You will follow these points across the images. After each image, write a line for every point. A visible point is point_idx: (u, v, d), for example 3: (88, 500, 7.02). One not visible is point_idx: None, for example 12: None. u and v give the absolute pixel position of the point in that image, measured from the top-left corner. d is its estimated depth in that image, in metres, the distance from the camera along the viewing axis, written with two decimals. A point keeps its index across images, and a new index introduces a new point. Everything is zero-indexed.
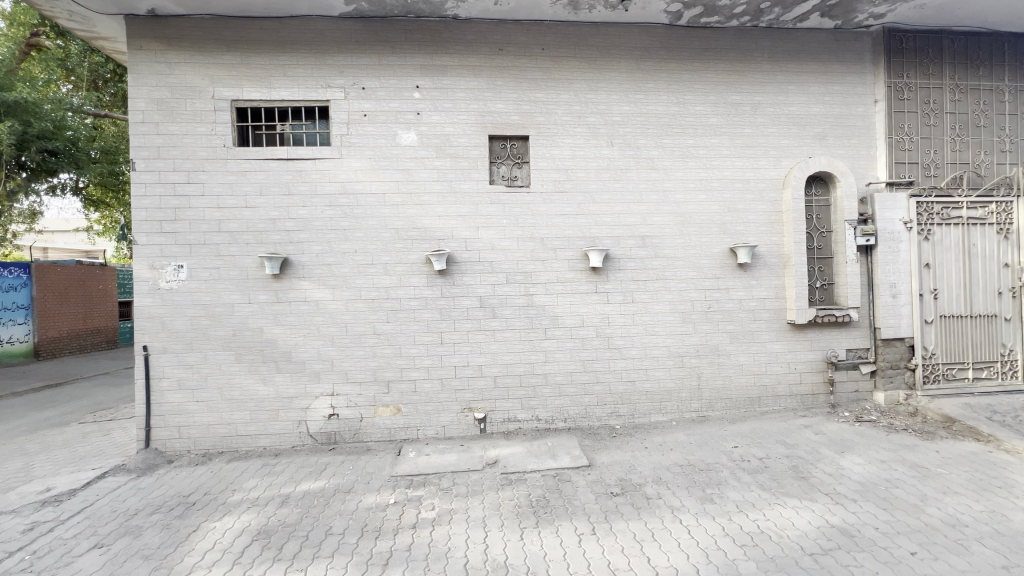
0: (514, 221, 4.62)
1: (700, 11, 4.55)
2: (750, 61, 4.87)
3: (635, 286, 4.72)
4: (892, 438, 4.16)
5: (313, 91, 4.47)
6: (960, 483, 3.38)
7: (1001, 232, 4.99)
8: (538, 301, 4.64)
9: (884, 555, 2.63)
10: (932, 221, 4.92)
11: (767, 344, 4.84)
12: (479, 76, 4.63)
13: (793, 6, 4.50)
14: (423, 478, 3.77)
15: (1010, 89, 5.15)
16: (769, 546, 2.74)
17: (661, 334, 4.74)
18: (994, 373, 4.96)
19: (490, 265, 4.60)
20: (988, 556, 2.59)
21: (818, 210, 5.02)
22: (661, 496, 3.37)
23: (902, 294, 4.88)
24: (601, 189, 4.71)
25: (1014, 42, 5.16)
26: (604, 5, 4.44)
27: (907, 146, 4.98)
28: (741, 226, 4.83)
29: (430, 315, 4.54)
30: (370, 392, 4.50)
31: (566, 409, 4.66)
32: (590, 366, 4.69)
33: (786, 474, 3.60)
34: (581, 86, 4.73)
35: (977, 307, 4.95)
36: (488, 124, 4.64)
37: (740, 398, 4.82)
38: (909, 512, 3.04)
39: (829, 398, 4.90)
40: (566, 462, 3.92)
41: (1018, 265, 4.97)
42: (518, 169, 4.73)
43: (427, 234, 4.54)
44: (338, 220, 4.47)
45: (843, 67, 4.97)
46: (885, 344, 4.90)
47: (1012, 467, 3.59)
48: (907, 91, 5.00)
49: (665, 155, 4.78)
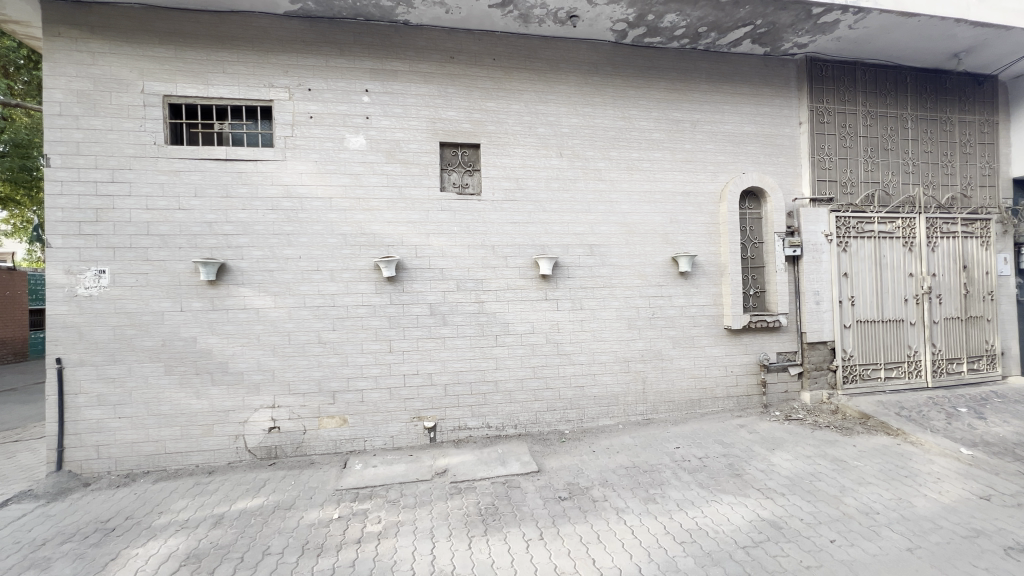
0: (465, 228, 4.63)
1: (643, 32, 4.78)
2: (690, 81, 5.16)
3: (584, 294, 4.85)
4: (816, 435, 4.49)
5: (255, 90, 4.30)
6: (873, 474, 3.70)
7: (906, 245, 5.54)
8: (488, 308, 4.66)
9: (808, 544, 2.83)
10: (849, 234, 5.38)
11: (707, 349, 5.10)
12: (430, 83, 4.62)
13: (727, 32, 4.82)
14: (369, 491, 3.66)
15: (912, 117, 5.74)
16: (706, 542, 2.88)
17: (608, 340, 4.88)
18: (903, 373, 5.47)
19: (441, 272, 4.57)
20: (895, 540, 2.85)
21: (752, 222, 5.37)
22: (607, 498, 3.46)
23: (824, 300, 5.29)
24: (551, 199, 4.81)
25: (914, 76, 5.77)
26: (554, 20, 4.57)
27: (828, 165, 5.43)
28: (682, 236, 5.08)
29: (378, 323, 4.45)
30: (314, 404, 4.33)
31: (516, 416, 4.68)
32: (540, 372, 4.75)
33: (723, 472, 3.80)
34: (532, 97, 4.82)
35: (888, 312, 5.45)
36: (439, 131, 4.64)
37: (682, 401, 5.04)
38: (830, 502, 3.30)
39: (761, 399, 5.22)
40: (515, 468, 3.94)
41: (920, 274, 5.53)
42: (469, 177, 4.75)
43: (376, 239, 4.45)
44: (281, 224, 4.30)
45: (772, 91, 5.37)
46: (811, 348, 5.29)
47: (917, 457, 3.98)
48: (827, 115, 5.46)
49: (612, 167, 4.96)
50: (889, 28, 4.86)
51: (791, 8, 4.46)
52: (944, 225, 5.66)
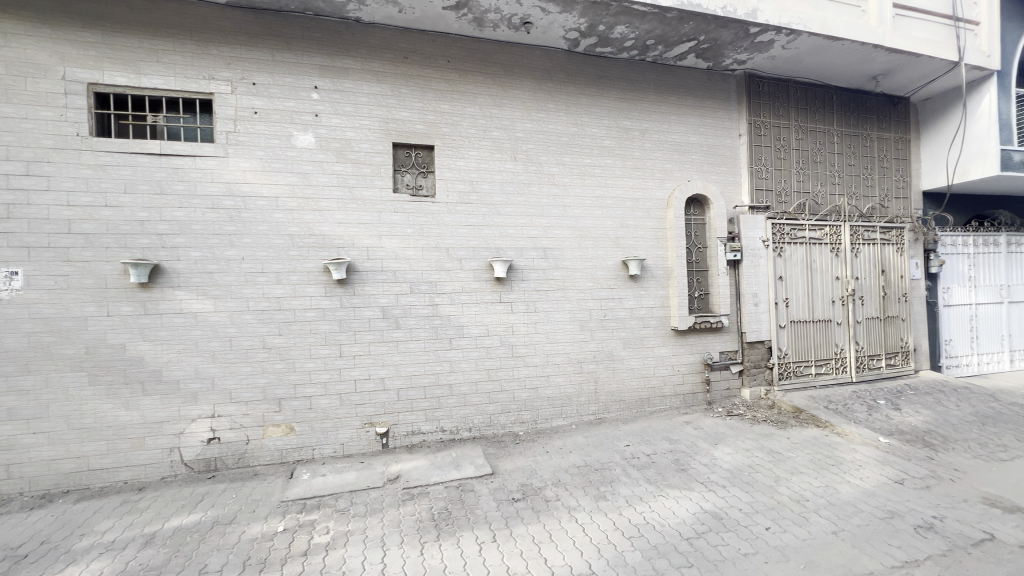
0: (419, 230, 4.58)
1: (595, 41, 4.91)
2: (638, 91, 5.35)
3: (538, 296, 4.91)
4: (755, 429, 4.75)
5: (194, 83, 4.07)
6: (805, 464, 3.97)
7: (833, 250, 5.99)
8: (442, 311, 4.62)
9: (746, 533, 3.00)
10: (784, 240, 5.75)
11: (655, 349, 5.30)
12: (383, 82, 4.54)
13: (673, 46, 5.04)
14: (317, 501, 3.54)
15: (838, 132, 6.23)
16: (652, 535, 2.99)
17: (561, 341, 4.97)
18: (831, 369, 5.91)
19: (393, 274, 4.49)
20: (822, 524, 3.08)
21: (696, 228, 5.63)
22: (559, 497, 3.52)
23: (762, 302, 5.63)
24: (505, 203, 4.85)
25: (840, 94, 6.25)
26: (508, 25, 4.62)
27: (764, 176, 5.79)
28: (632, 241, 5.25)
29: (328, 327, 4.31)
30: (258, 412, 4.14)
31: (471, 419, 4.67)
32: (495, 374, 4.75)
33: (669, 467, 3.95)
34: (486, 101, 4.84)
35: (817, 313, 5.87)
36: (392, 131, 4.56)
37: (632, 399, 5.20)
38: (765, 492, 3.51)
39: (706, 396, 5.48)
40: (469, 472, 3.93)
41: (845, 278, 6.00)
42: (423, 178, 4.70)
43: (325, 241, 4.32)
44: (222, 224, 4.09)
45: (715, 103, 5.66)
46: (750, 347, 5.61)
47: (842, 447, 4.30)
48: (763, 128, 5.83)
49: (565, 172, 5.06)
50: (817, 50, 5.25)
51: (731, 26, 4.73)
52: (865, 232, 6.17)
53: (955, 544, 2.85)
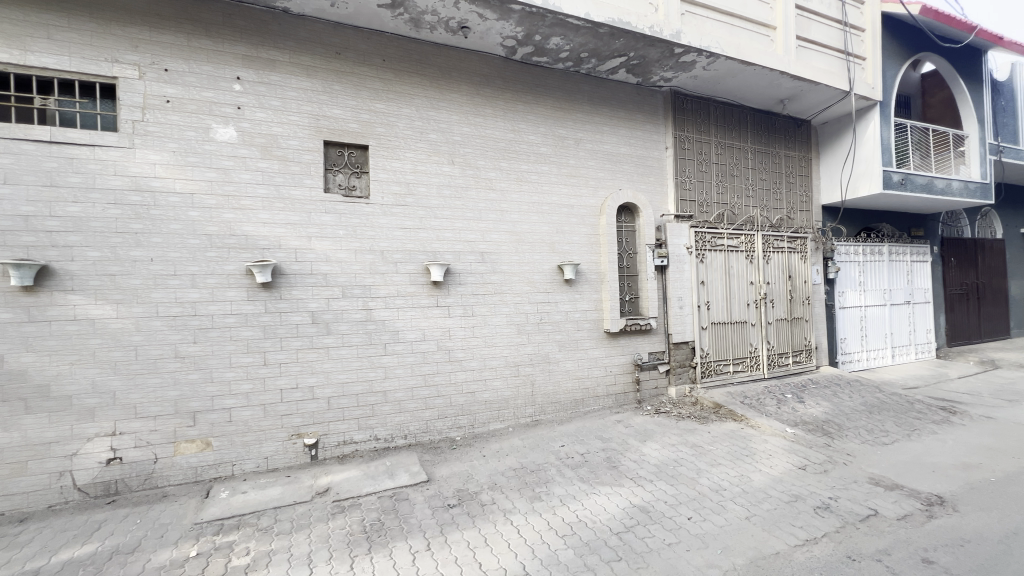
0: (352, 231, 4.43)
1: (531, 50, 5.01)
2: (573, 101, 5.53)
3: (475, 300, 4.91)
4: (680, 425, 5.04)
5: (94, 65, 3.68)
6: (723, 455, 4.27)
7: (748, 257, 6.51)
8: (376, 315, 4.49)
9: (670, 524, 3.17)
10: (705, 247, 6.17)
11: (589, 351, 5.47)
12: (313, 77, 4.35)
13: (606, 60, 5.26)
14: (236, 521, 3.29)
15: (751, 149, 6.78)
16: (585, 532, 3.08)
17: (498, 345, 5.00)
18: (746, 366, 6.41)
19: (324, 277, 4.30)
20: (737, 511, 3.33)
21: (627, 234, 5.90)
22: (495, 501, 3.53)
23: (686, 305, 6.00)
24: (442, 206, 4.81)
25: (753, 115, 6.82)
26: (445, 28, 4.60)
27: (688, 187, 6.20)
28: (567, 246, 5.41)
29: (251, 333, 4.04)
30: (168, 427, 3.78)
31: (406, 426, 4.56)
32: (432, 380, 4.69)
33: (602, 465, 4.09)
34: (423, 103, 4.79)
35: (734, 315, 6.35)
36: (323, 128, 4.38)
37: (567, 401, 5.33)
38: (688, 484, 3.73)
39: (636, 395, 5.74)
40: (403, 480, 3.84)
41: (758, 282, 6.54)
42: (357, 179, 4.55)
43: (248, 241, 4.05)
44: (126, 222, 3.71)
45: (643, 117, 5.98)
46: (676, 347, 5.96)
47: (755, 438, 4.68)
48: (687, 142, 6.23)
49: (502, 177, 5.11)
50: (733, 73, 5.71)
51: (657, 45, 5.02)
52: (775, 241, 6.76)
53: (847, 521, 3.20)
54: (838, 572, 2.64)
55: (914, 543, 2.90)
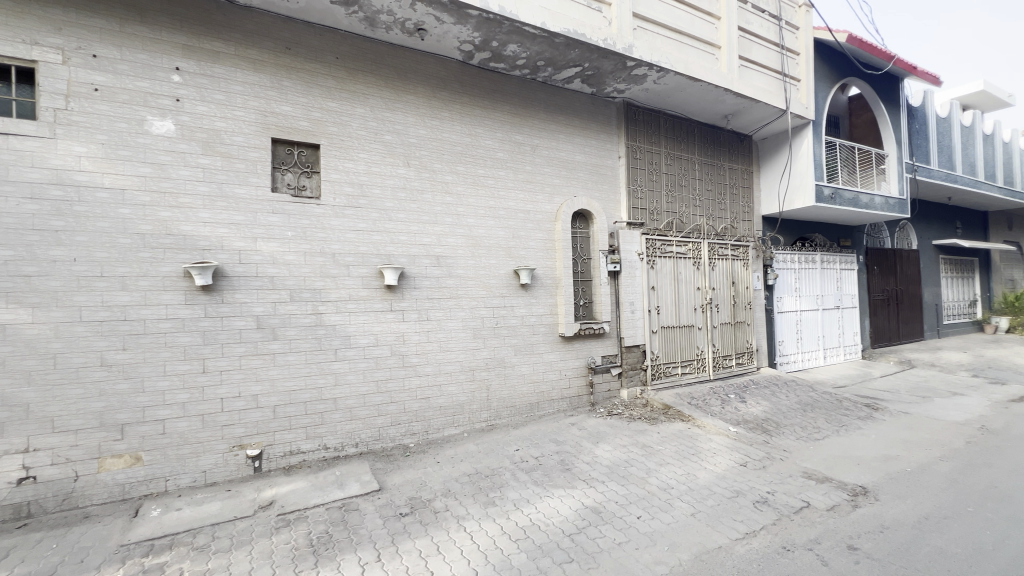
0: (301, 233, 4.27)
1: (488, 56, 5.04)
2: (530, 107, 5.60)
3: (430, 304, 4.85)
4: (631, 426, 5.18)
5: (9, 46, 3.36)
6: (671, 455, 4.43)
7: (695, 264, 6.80)
8: (327, 320, 4.34)
9: (620, 523, 3.25)
10: (656, 254, 6.40)
11: (544, 355, 5.53)
12: (260, 72, 4.17)
13: (561, 69, 5.37)
14: (169, 540, 3.08)
15: (698, 161, 7.11)
16: (538, 536, 3.10)
17: (454, 350, 4.96)
18: (693, 368, 6.69)
19: (270, 280, 4.12)
20: (683, 508, 3.46)
21: (581, 240, 6.03)
22: (449, 507, 3.49)
23: (637, 309, 6.19)
24: (397, 208, 4.73)
25: (700, 128, 7.15)
26: (401, 29, 4.54)
27: (639, 195, 6.42)
28: (523, 250, 5.45)
29: (188, 339, 3.80)
30: (92, 442, 3.49)
31: (357, 434, 4.43)
32: (385, 386, 4.58)
33: (555, 468, 4.14)
34: (378, 103, 4.70)
35: (682, 319, 6.61)
36: (271, 125, 4.21)
37: (522, 405, 5.36)
38: (638, 484, 3.84)
39: (589, 398, 5.85)
40: (354, 490, 3.72)
41: (704, 288, 6.85)
42: (307, 179, 4.40)
43: (186, 242, 3.82)
44: (46, 218, 3.41)
45: (598, 126, 6.14)
46: (628, 351, 6.13)
47: (701, 437, 4.88)
48: (638, 152, 6.46)
49: (458, 181, 5.09)
50: (681, 87, 5.97)
51: (611, 57, 5.18)
52: (719, 249, 7.11)
53: (782, 513, 3.39)
54: (774, 562, 2.80)
55: (841, 532, 3.12)
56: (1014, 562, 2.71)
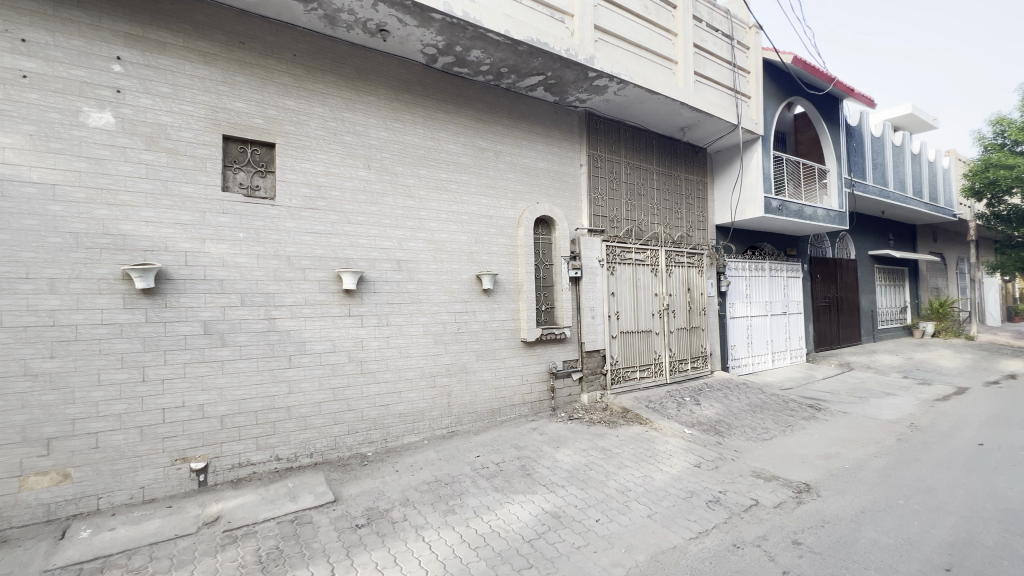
0: (254, 235, 4.10)
1: (452, 61, 5.02)
2: (493, 113, 5.62)
3: (390, 310, 4.76)
4: (591, 430, 5.25)
5: None
6: (629, 457, 4.52)
7: (653, 270, 7.00)
8: (280, 325, 4.17)
9: (579, 527, 3.28)
10: (615, 260, 6.54)
11: (506, 360, 5.54)
12: (211, 66, 3.98)
13: (524, 77, 5.42)
14: (100, 563, 2.86)
15: (656, 171, 7.34)
16: (497, 543, 3.08)
17: (414, 356, 4.88)
18: (650, 372, 6.87)
19: (219, 284, 3.92)
20: (640, 510, 3.54)
21: (543, 246, 6.09)
22: (407, 517, 3.41)
23: (598, 315, 6.31)
24: (357, 211, 4.62)
25: (658, 139, 7.39)
26: (363, 29, 4.46)
27: (600, 203, 6.56)
28: (485, 256, 5.45)
29: (126, 346, 3.56)
30: (14, 458, 3.20)
31: (312, 443, 4.28)
32: (341, 394, 4.44)
33: (516, 474, 4.13)
34: (337, 103, 4.59)
35: (641, 324, 6.79)
36: (222, 122, 4.03)
37: (483, 410, 5.33)
38: (597, 487, 3.89)
39: (551, 403, 5.89)
40: (307, 502, 3.58)
41: (661, 294, 7.06)
42: (261, 178, 4.23)
43: (126, 242, 3.58)
44: None
45: (560, 134, 6.23)
46: (589, 356, 6.23)
47: (658, 440, 5.01)
48: (599, 161, 6.60)
49: (421, 185, 5.04)
50: (640, 99, 6.15)
51: (572, 67, 5.28)
52: (676, 256, 7.36)
53: (733, 512, 3.52)
54: (724, 559, 2.90)
55: (786, 527, 3.27)
56: (936, 550, 2.92)
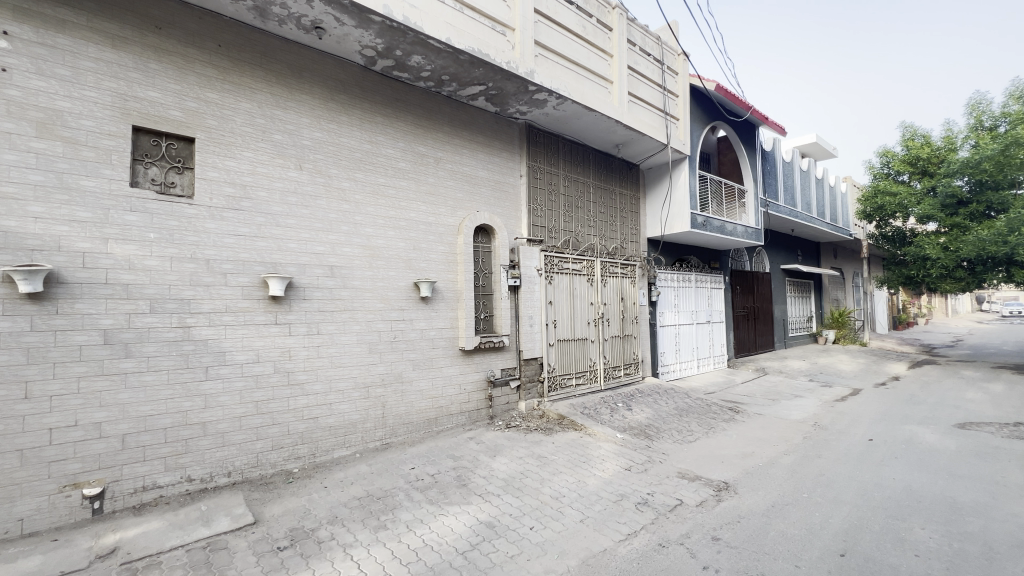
0: (167, 236, 3.77)
1: (391, 64, 4.94)
2: (434, 120, 5.58)
3: (322, 317, 4.55)
4: (528, 438, 5.29)
5: None
6: (564, 463, 4.61)
7: (589, 280, 7.24)
8: (196, 334, 3.85)
9: (513, 536, 3.29)
10: (553, 270, 6.69)
11: (443, 369, 5.46)
12: (120, 50, 3.64)
13: (465, 86, 5.44)
14: None
15: (593, 185, 7.61)
16: (430, 557, 3.01)
17: (346, 365, 4.68)
18: (586, 379, 7.06)
19: (124, 288, 3.56)
20: (573, 515, 3.61)
21: (483, 255, 6.10)
22: (335, 536, 3.26)
23: (536, 323, 6.40)
24: (286, 214, 4.39)
25: (595, 154, 7.68)
26: (297, 25, 4.28)
27: (539, 214, 6.70)
28: (424, 263, 5.37)
29: (4, 357, 3.13)
30: None
31: (230, 461, 3.97)
32: (265, 407, 4.16)
33: (451, 485, 4.07)
34: (266, 100, 4.35)
35: (577, 332, 6.97)
36: (133, 112, 3.69)
37: (419, 421, 5.21)
38: (532, 495, 3.92)
39: (488, 411, 5.87)
40: (223, 526, 3.31)
41: (596, 303, 7.31)
42: (177, 175, 3.92)
43: (8, 239, 3.16)
44: None
45: (500, 144, 6.30)
46: (527, 364, 6.30)
47: (592, 445, 5.14)
48: (538, 173, 6.75)
49: (357, 189, 4.89)
50: (578, 115, 6.38)
51: (513, 80, 5.38)
52: (610, 267, 7.66)
53: (659, 512, 3.69)
54: (651, 559, 3.02)
55: (707, 524, 3.47)
56: (834, 537, 3.23)
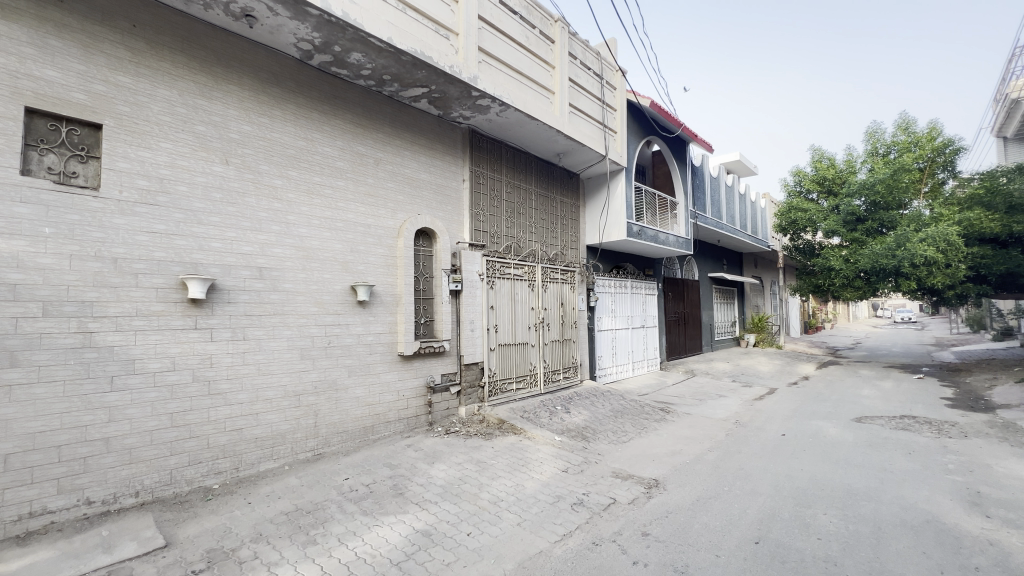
0: (67, 231, 3.39)
1: (329, 60, 4.77)
2: (374, 120, 5.45)
3: (249, 322, 4.28)
4: (467, 443, 5.26)
5: None
6: (502, 468, 4.63)
7: (530, 286, 7.35)
8: (100, 340, 3.49)
9: (450, 543, 3.25)
10: (495, 275, 6.73)
11: (381, 375, 5.31)
12: (12, 22, 3.25)
13: (407, 87, 5.36)
14: None
15: (535, 192, 7.76)
16: (362, 570, 2.91)
17: (276, 373, 4.43)
18: (526, 383, 7.15)
19: (11, 289, 3.16)
20: (511, 518, 3.64)
21: (424, 258, 6.02)
22: (258, 554, 3.06)
23: (476, 327, 6.39)
24: (210, 211, 4.09)
25: (537, 162, 7.83)
26: (225, 11, 4.02)
27: (481, 219, 6.72)
28: (361, 265, 5.21)
29: None
30: None
31: (138, 480, 3.61)
32: (181, 419, 3.84)
33: (387, 494, 3.97)
34: (189, 88, 4.05)
35: (517, 336, 7.04)
36: (26, 91, 3.30)
37: (355, 429, 5.03)
38: (470, 501, 3.90)
39: (427, 417, 5.77)
40: (129, 551, 3.01)
41: (537, 308, 7.43)
42: (80, 164, 3.55)
43: None
44: None
45: (443, 147, 6.25)
46: (467, 368, 6.27)
47: (531, 448, 5.20)
48: (481, 178, 6.78)
49: (290, 187, 4.66)
50: (520, 122, 6.47)
51: (456, 84, 5.37)
52: (551, 273, 7.81)
53: (594, 511, 3.81)
54: (585, 558, 3.10)
55: (637, 521, 3.62)
56: (750, 526, 3.48)
